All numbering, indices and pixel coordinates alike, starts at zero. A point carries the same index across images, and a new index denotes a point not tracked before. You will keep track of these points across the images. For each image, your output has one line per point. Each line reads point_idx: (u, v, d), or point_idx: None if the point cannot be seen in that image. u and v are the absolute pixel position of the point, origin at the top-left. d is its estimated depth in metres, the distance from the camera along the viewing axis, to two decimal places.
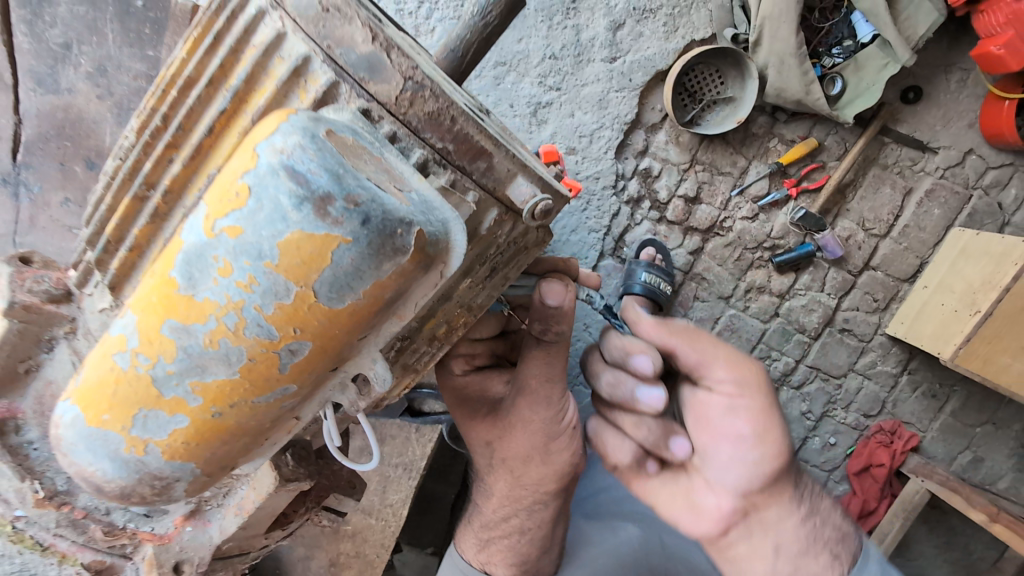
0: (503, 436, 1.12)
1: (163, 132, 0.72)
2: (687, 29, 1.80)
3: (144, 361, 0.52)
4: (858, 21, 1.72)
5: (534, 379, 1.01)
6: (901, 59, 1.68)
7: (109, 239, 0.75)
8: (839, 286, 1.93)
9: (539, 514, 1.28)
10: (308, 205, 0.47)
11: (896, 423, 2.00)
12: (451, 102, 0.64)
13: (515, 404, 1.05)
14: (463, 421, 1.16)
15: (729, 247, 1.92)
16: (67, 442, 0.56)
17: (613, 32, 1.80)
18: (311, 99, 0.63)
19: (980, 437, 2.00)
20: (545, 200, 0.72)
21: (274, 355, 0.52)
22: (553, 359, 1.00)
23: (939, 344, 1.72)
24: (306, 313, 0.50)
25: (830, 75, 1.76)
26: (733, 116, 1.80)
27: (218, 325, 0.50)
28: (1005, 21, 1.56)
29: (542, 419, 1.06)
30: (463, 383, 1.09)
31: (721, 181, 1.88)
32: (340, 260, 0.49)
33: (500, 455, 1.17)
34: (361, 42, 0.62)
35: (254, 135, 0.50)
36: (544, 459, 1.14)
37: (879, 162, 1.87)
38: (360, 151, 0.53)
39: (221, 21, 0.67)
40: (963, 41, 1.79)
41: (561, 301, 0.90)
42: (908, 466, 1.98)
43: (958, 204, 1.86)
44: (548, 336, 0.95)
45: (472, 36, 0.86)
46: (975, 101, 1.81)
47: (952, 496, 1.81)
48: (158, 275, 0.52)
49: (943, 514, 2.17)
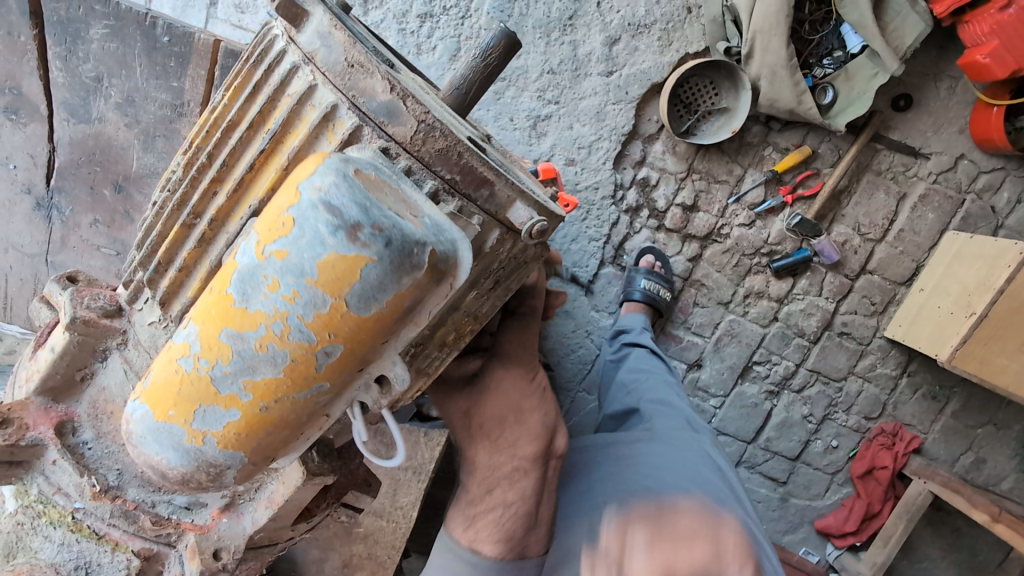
0: (478, 399, 1.14)
1: (208, 168, 0.83)
2: (682, 43, 1.91)
3: (205, 364, 0.63)
4: (847, 33, 1.83)
5: (508, 341, 1.16)
6: (890, 68, 1.78)
7: (160, 262, 0.85)
8: (836, 290, 2.02)
9: (521, 482, 1.14)
10: (342, 232, 0.58)
11: (897, 424, 2.08)
12: (458, 140, 0.74)
13: (491, 366, 1.15)
14: (439, 399, 1.18)
15: (727, 253, 2.02)
16: (136, 436, 0.67)
17: (609, 48, 1.91)
18: (338, 140, 0.74)
19: (981, 438, 2.07)
20: (541, 222, 0.82)
21: (312, 356, 0.62)
22: (526, 329, 1.18)
23: (936, 346, 1.80)
24: (339, 320, 0.61)
25: (822, 84, 1.87)
26: (727, 126, 1.90)
27: (266, 332, 0.60)
28: (990, 31, 1.65)
29: (515, 377, 1.15)
30: (439, 361, 1.15)
31: (718, 189, 1.98)
32: (368, 275, 0.60)
33: (476, 427, 1.15)
34: (381, 91, 0.73)
35: (296, 175, 0.62)
36: (519, 417, 1.14)
37: (873, 168, 1.97)
38: (381, 185, 0.63)
39: (260, 74, 0.79)
40: (951, 50, 1.89)
41: (530, 270, 1.14)
42: (910, 468, 2.07)
43: (951, 208, 1.96)
44: (521, 307, 1.17)
45: (475, 75, 0.97)
46: (964, 107, 1.91)
47: (952, 494, 1.92)
48: (217, 291, 0.62)
49: (947, 515, 2.24)
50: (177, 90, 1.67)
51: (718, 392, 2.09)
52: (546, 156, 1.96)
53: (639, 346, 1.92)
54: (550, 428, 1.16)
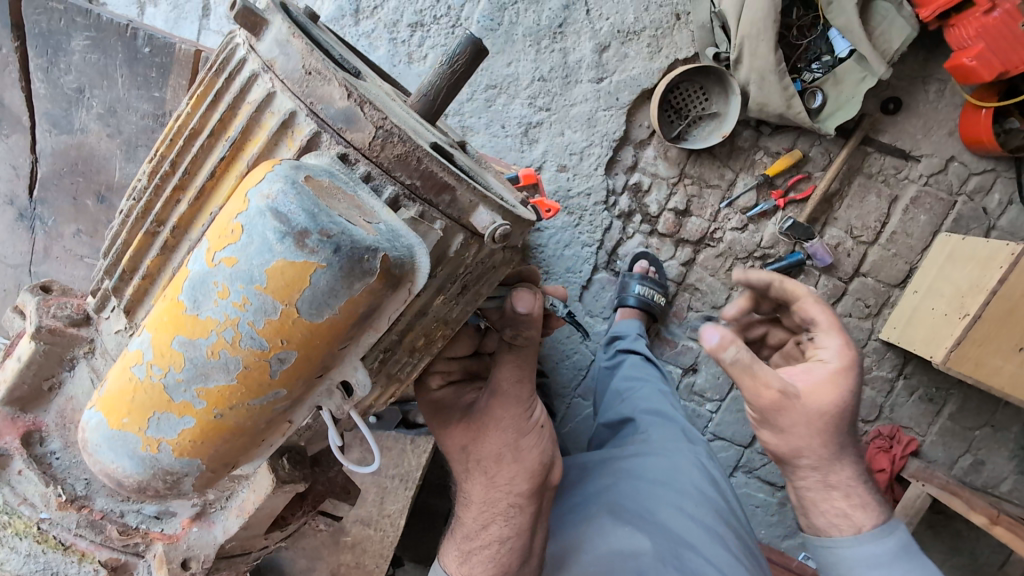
0: (478, 436, 1.18)
1: (172, 176, 0.83)
2: (671, 49, 1.93)
3: (157, 371, 0.62)
4: (835, 37, 1.85)
5: (506, 380, 1.13)
6: (878, 72, 1.79)
7: (125, 270, 0.86)
8: (830, 293, 2.03)
9: (517, 520, 1.22)
10: (289, 238, 0.58)
11: (895, 427, 2.07)
12: (416, 146, 0.74)
13: (487, 404, 1.15)
14: (439, 431, 1.23)
15: (721, 257, 2.02)
16: (92, 444, 0.66)
17: (599, 55, 1.93)
18: (297, 146, 0.75)
19: (980, 440, 2.06)
20: (504, 225, 0.82)
21: (265, 363, 0.61)
22: (524, 362, 1.13)
23: (931, 348, 1.79)
24: (290, 327, 0.60)
25: (811, 88, 1.88)
26: (718, 131, 1.91)
27: (217, 339, 0.60)
28: (976, 34, 1.67)
29: (512, 417, 1.15)
30: (439, 396, 1.19)
31: (710, 194, 1.99)
32: (317, 281, 0.59)
33: (474, 461, 1.20)
34: (338, 98, 0.73)
35: (247, 182, 0.61)
36: (516, 456, 1.18)
37: (863, 171, 1.98)
38: (335, 191, 0.63)
39: (221, 82, 0.80)
40: (938, 53, 1.91)
41: (529, 307, 1.03)
42: (908, 470, 2.03)
43: (943, 210, 1.96)
44: (518, 340, 1.09)
45: (442, 82, 0.97)
46: (953, 110, 1.92)
47: (952, 498, 1.88)
48: (169, 299, 0.62)
49: (947, 518, 2.23)
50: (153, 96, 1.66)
51: (714, 397, 2.08)
52: (538, 163, 1.96)
53: (633, 354, 1.91)
54: (545, 464, 1.22)
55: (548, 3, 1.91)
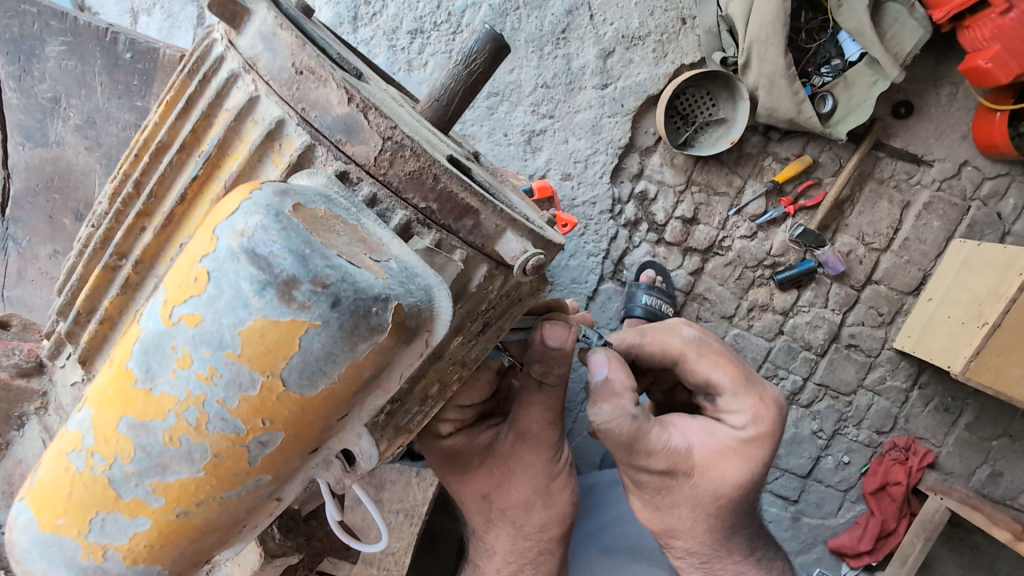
0: (502, 483, 1.03)
1: (135, 199, 0.69)
2: (677, 54, 1.79)
3: (100, 462, 0.47)
4: (845, 40, 1.71)
5: (535, 424, 0.96)
6: (890, 75, 1.66)
7: (81, 311, 0.71)
8: (843, 301, 1.86)
9: (547, 565, 1.14)
10: (271, 290, 0.43)
11: (910, 438, 1.88)
12: (433, 161, 0.60)
13: (514, 449, 0.99)
14: (455, 478, 1.06)
15: (729, 266, 1.85)
16: (20, 549, 0.50)
17: (603, 60, 1.79)
18: (285, 163, 0.61)
19: (997, 451, 1.88)
20: (537, 255, 0.68)
21: (242, 448, 0.47)
22: (555, 403, 0.95)
23: (948, 358, 1.65)
24: (275, 403, 0.45)
25: (821, 93, 1.74)
26: (726, 137, 1.77)
27: (178, 422, 0.45)
28: (991, 36, 1.55)
29: (543, 463, 1.01)
30: (451, 445, 1.00)
31: (718, 202, 1.83)
32: (310, 345, 0.44)
33: (499, 509, 1.07)
34: (336, 103, 0.59)
35: (216, 212, 0.46)
36: (547, 502, 1.06)
37: (875, 176, 1.82)
38: (332, 221, 0.48)
39: (193, 86, 0.65)
40: (950, 57, 1.78)
41: (563, 342, 0.86)
42: (926, 483, 1.85)
43: (957, 216, 1.81)
44: (550, 378, 0.91)
45: (457, 85, 0.83)
46: (967, 113, 1.78)
47: (971, 511, 1.73)
48: (115, 366, 0.47)
49: (965, 531, 2.05)
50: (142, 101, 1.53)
51: None
52: (542, 172, 1.80)
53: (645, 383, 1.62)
54: (575, 504, 1.11)
55: (551, 8, 1.77)
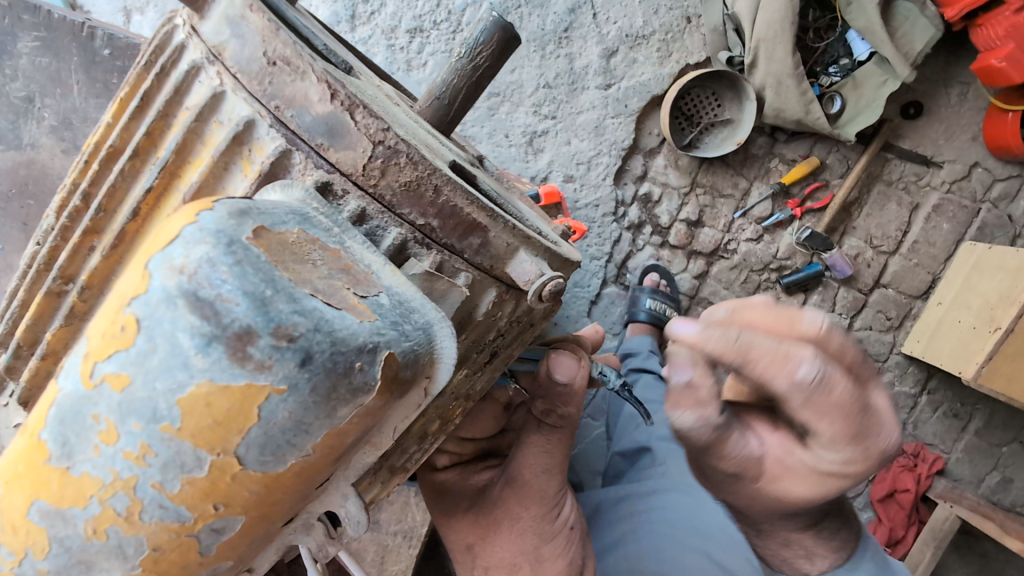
0: (488, 538, 0.92)
1: (83, 214, 0.59)
2: (682, 54, 1.69)
3: (6, 557, 0.37)
4: (854, 39, 1.61)
5: (529, 468, 0.86)
6: (901, 75, 1.56)
7: (21, 344, 0.61)
8: (850, 305, 1.74)
9: None
10: (218, 346, 0.32)
11: (918, 444, 1.76)
12: (434, 169, 0.50)
13: (504, 499, 0.88)
14: (441, 521, 0.96)
15: (735, 270, 1.74)
16: None
17: (607, 60, 1.68)
18: (255, 173, 0.51)
19: (1008, 457, 1.75)
20: (556, 279, 0.58)
21: (190, 539, 0.37)
22: (554, 448, 0.86)
23: (958, 363, 1.54)
24: (229, 487, 0.36)
25: (829, 93, 1.63)
26: (732, 138, 1.66)
27: (103, 511, 0.35)
28: (1005, 34, 1.44)
29: (532, 518, 0.89)
30: (442, 481, 0.91)
31: (723, 204, 1.72)
32: (272, 414, 0.34)
33: (483, 567, 0.95)
34: (317, 100, 0.49)
35: (154, 241, 0.36)
36: (535, 569, 0.92)
37: (882, 178, 1.71)
38: (306, 248, 0.38)
39: (149, 80, 0.55)
40: (961, 56, 1.67)
41: (572, 377, 0.76)
42: (935, 491, 1.73)
43: (967, 218, 1.69)
44: (551, 419, 0.82)
45: (460, 81, 0.73)
46: (978, 114, 1.67)
47: (983, 520, 1.62)
48: (29, 435, 0.37)
49: (973, 538, 1.84)
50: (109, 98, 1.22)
51: None
52: (544, 175, 1.68)
53: (646, 373, 1.62)
54: None
55: (553, 6, 1.67)
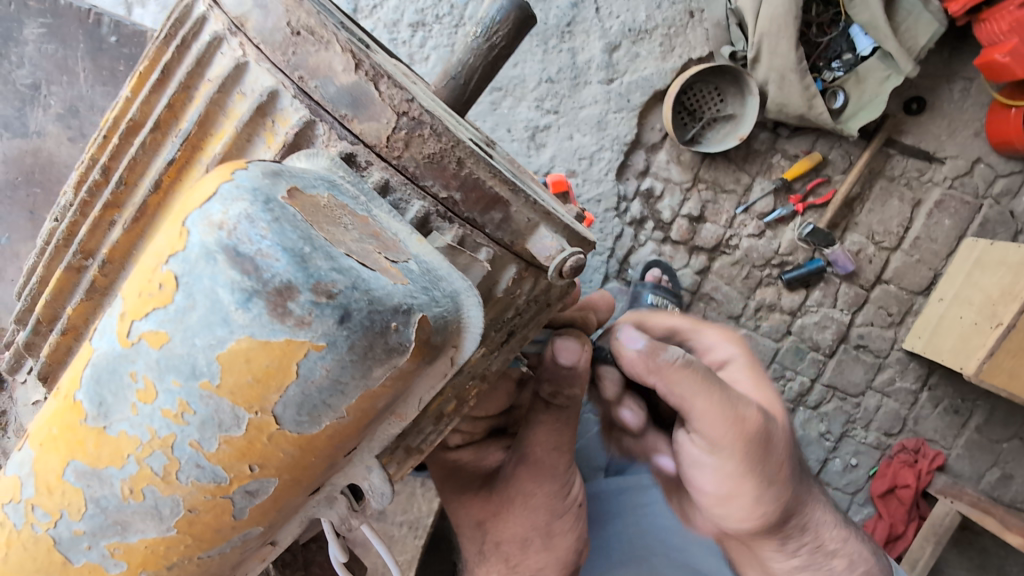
0: (499, 514, 0.92)
1: (103, 187, 0.60)
2: (684, 48, 1.69)
3: (43, 518, 0.37)
4: (857, 35, 1.60)
5: (540, 446, 0.84)
6: (904, 70, 1.56)
7: (40, 320, 0.62)
8: (851, 301, 1.73)
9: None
10: (259, 302, 0.33)
11: (919, 440, 1.76)
12: (458, 142, 0.50)
13: (517, 475, 0.87)
14: (451, 498, 0.97)
15: (737, 266, 1.73)
16: None
17: (609, 54, 1.68)
18: (279, 144, 0.51)
19: (1009, 453, 1.76)
20: (576, 254, 0.58)
21: (224, 501, 0.37)
22: (564, 427, 0.84)
23: (960, 359, 1.54)
24: (265, 447, 0.36)
25: (832, 88, 1.63)
26: (734, 134, 1.66)
27: (140, 470, 0.35)
28: (1009, 29, 1.44)
29: (545, 495, 0.89)
30: (455, 459, 0.90)
31: (725, 200, 1.72)
32: (310, 372, 0.34)
33: (493, 543, 0.96)
34: (341, 71, 0.49)
35: (190, 198, 0.36)
36: (546, 542, 0.94)
37: (885, 174, 1.70)
38: (337, 212, 0.38)
39: (170, 52, 0.55)
40: (963, 51, 1.67)
41: (575, 360, 0.77)
42: (935, 486, 1.74)
43: (969, 214, 1.69)
44: (559, 399, 0.81)
45: (477, 60, 0.73)
46: (980, 110, 1.67)
47: (983, 517, 1.61)
48: (62, 396, 0.37)
49: (973, 533, 1.85)
50: (116, 84, 1.17)
51: None
52: (547, 169, 1.68)
53: None
54: (575, 552, 0.99)
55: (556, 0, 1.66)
